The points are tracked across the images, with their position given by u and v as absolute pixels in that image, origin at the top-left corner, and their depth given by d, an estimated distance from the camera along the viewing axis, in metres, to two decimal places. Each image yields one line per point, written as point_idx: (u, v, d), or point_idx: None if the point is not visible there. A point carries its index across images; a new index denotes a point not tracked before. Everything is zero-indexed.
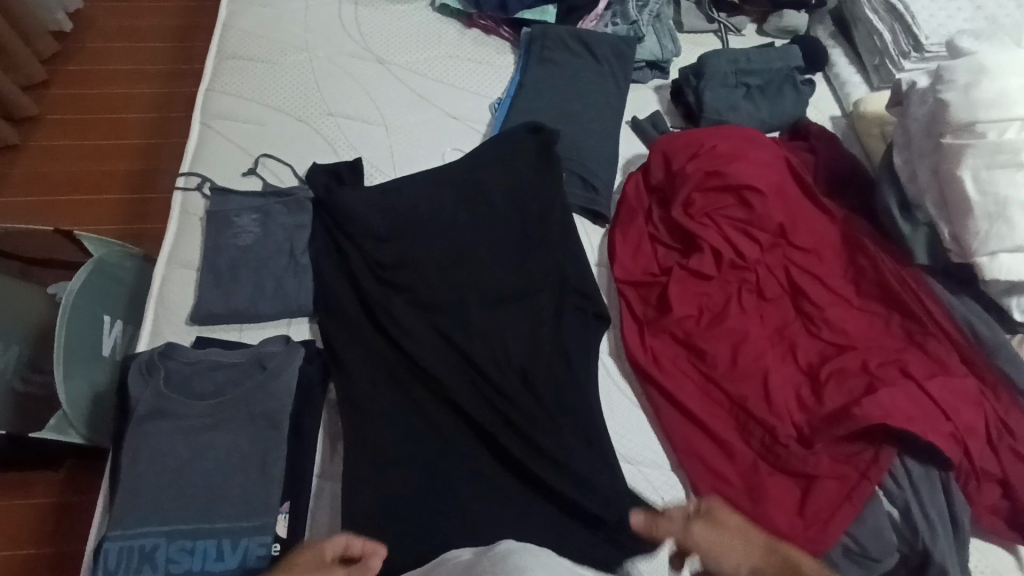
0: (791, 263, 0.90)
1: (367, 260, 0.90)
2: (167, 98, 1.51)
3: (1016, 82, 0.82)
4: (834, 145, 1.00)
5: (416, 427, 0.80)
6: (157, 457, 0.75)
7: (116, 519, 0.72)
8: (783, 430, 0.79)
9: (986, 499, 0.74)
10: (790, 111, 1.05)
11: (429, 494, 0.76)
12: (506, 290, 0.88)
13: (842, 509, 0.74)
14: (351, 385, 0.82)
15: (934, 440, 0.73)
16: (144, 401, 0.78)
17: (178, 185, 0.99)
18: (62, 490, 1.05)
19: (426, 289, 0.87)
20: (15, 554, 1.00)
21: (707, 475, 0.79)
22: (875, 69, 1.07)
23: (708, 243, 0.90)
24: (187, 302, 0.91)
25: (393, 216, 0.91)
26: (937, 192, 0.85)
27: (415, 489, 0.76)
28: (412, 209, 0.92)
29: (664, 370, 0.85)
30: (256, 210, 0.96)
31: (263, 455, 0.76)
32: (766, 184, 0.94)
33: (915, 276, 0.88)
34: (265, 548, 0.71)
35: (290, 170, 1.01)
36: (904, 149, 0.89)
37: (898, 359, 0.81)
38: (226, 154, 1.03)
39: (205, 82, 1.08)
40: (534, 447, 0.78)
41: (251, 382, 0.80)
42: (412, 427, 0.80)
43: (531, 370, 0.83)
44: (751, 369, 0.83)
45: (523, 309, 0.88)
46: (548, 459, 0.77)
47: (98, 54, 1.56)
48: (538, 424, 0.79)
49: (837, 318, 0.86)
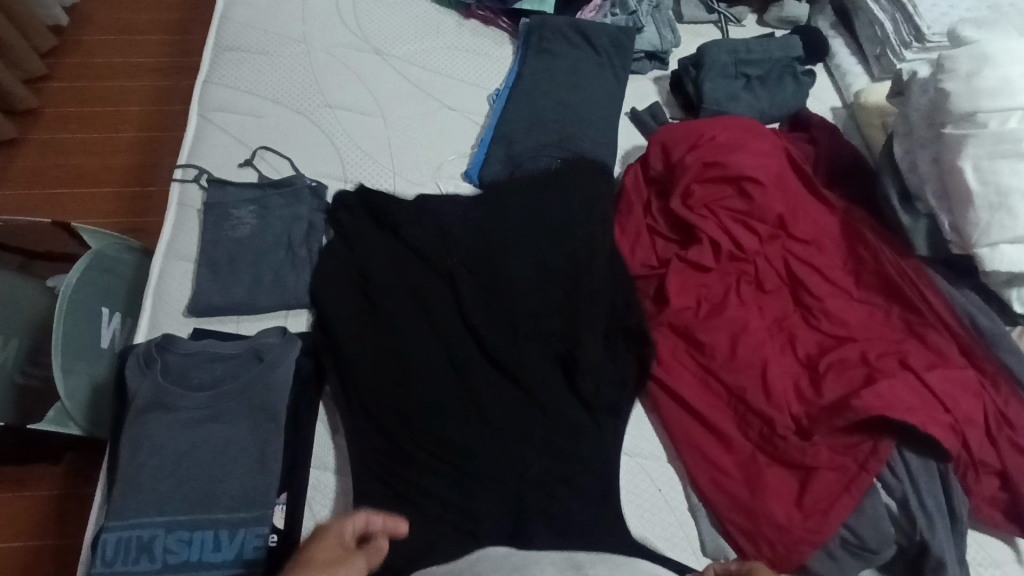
0: (791, 254, 0.90)
1: (368, 260, 0.90)
2: (164, 91, 1.51)
3: (1018, 70, 0.81)
4: (836, 136, 0.99)
5: (421, 432, 0.79)
6: (156, 448, 0.75)
7: (115, 510, 0.72)
8: (781, 421, 0.79)
9: (985, 490, 0.75)
10: (790, 102, 1.04)
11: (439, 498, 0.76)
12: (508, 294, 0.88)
13: (841, 500, 0.74)
14: (352, 386, 0.82)
15: (933, 432, 0.73)
16: (144, 394, 0.78)
17: (176, 177, 0.99)
18: (62, 484, 1.07)
19: (431, 293, 0.87)
20: (19, 546, 1.03)
21: (706, 467, 0.79)
22: (876, 60, 1.06)
23: (707, 234, 0.90)
24: (185, 293, 0.91)
25: (397, 220, 0.92)
26: (937, 182, 0.84)
27: (422, 491, 0.76)
28: (417, 209, 0.94)
29: (663, 362, 0.85)
30: (254, 202, 0.96)
31: (262, 448, 0.76)
32: (766, 175, 0.93)
33: (916, 267, 0.87)
34: (261, 539, 0.71)
35: (288, 162, 1.01)
36: (905, 138, 0.88)
37: (898, 351, 0.81)
38: (224, 146, 1.02)
39: (203, 73, 1.08)
40: (545, 452, 0.79)
41: (250, 372, 0.80)
42: (418, 431, 0.79)
43: (539, 376, 0.83)
44: (750, 360, 0.83)
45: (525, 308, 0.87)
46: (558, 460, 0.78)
47: (96, 47, 1.55)
48: (547, 431, 0.80)
49: (836, 309, 0.86)
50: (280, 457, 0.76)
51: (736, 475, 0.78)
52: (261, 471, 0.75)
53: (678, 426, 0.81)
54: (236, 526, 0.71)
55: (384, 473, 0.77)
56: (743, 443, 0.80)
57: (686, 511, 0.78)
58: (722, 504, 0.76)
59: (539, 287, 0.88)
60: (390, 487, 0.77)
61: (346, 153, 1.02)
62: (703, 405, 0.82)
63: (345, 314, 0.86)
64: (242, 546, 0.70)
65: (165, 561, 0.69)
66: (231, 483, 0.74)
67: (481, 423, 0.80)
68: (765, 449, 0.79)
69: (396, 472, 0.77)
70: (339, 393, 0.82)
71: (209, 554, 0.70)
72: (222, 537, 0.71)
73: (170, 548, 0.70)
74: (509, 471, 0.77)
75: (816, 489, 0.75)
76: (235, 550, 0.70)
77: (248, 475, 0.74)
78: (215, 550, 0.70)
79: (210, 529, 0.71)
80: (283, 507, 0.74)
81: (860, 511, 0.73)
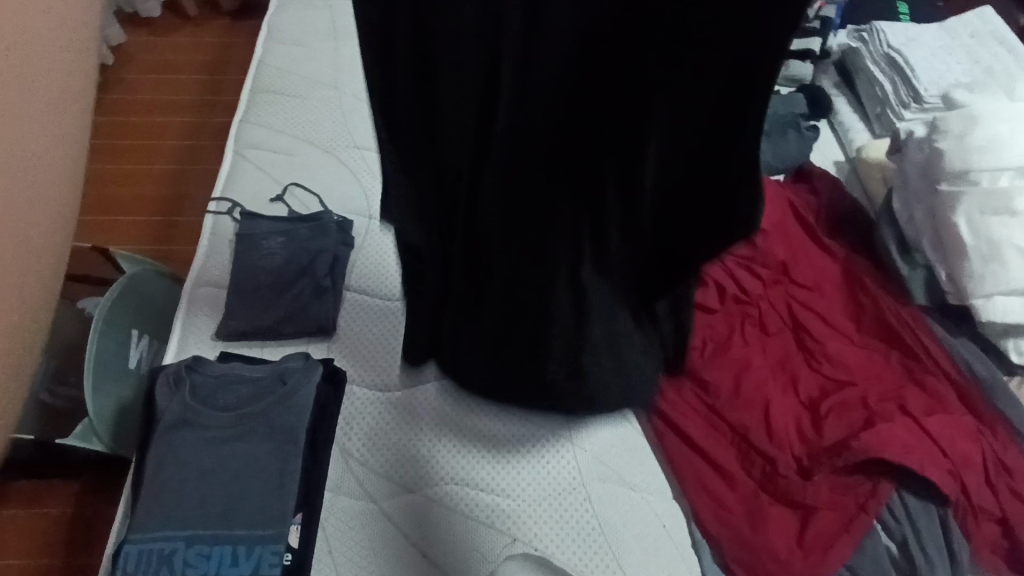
0: (793, 299, 0.94)
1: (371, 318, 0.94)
2: (200, 127, 1.60)
3: (1008, 131, 0.86)
4: (837, 189, 1.04)
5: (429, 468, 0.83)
6: (180, 463, 0.78)
7: (138, 524, 0.75)
8: (783, 460, 0.81)
9: (986, 536, 0.76)
10: (794, 155, 1.08)
11: (448, 530, 0.79)
12: None
13: (841, 539, 0.75)
14: (369, 420, 0.87)
15: (930, 474, 0.76)
16: (172, 410, 0.82)
17: (211, 210, 1.06)
18: (77, 501, 1.10)
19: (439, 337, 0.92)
20: (29, 563, 1.04)
21: (709, 503, 0.81)
22: (877, 117, 1.11)
23: (712, 279, 0.95)
24: (214, 318, 0.96)
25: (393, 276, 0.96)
26: (934, 235, 0.88)
27: (429, 521, 0.79)
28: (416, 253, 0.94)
29: (669, 399, 0.88)
30: (282, 234, 1.02)
31: (281, 465, 0.79)
32: (768, 223, 0.98)
33: (915, 315, 0.91)
34: (277, 556, 0.73)
35: (317, 199, 1.07)
36: (902, 194, 0.93)
37: (897, 395, 0.84)
38: (256, 181, 1.09)
39: (239, 113, 1.15)
40: (547, 491, 0.81)
41: (270, 399, 0.84)
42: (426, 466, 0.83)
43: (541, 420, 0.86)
44: (754, 400, 0.86)
45: None
46: (559, 497, 0.81)
47: (136, 85, 1.65)
48: (550, 467, 0.83)
49: (837, 353, 0.89)
50: (297, 477, 0.79)
51: (738, 511, 0.80)
52: (278, 488, 0.77)
53: (681, 461, 0.84)
54: (253, 542, 0.74)
55: (390, 507, 0.80)
56: (745, 481, 0.82)
57: (690, 545, 0.79)
58: (724, 540, 0.78)
59: None
60: (396, 522, 0.79)
61: (371, 190, 1.08)
62: (707, 442, 0.85)
63: (366, 353, 0.93)
64: (258, 562, 0.73)
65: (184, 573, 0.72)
66: (250, 501, 0.77)
67: (489, 462, 0.83)
68: (767, 488, 0.81)
69: (403, 507, 0.80)
70: (361, 417, 0.87)
71: (225, 569, 0.72)
72: (240, 553, 0.73)
73: (190, 561, 0.72)
74: (517, 515, 0.79)
75: (815, 528, 0.77)
76: (251, 565, 0.73)
77: (266, 491, 0.77)
78: (232, 565, 0.72)
79: (228, 545, 0.73)
80: (297, 527, 0.76)
81: (861, 552, 0.75)
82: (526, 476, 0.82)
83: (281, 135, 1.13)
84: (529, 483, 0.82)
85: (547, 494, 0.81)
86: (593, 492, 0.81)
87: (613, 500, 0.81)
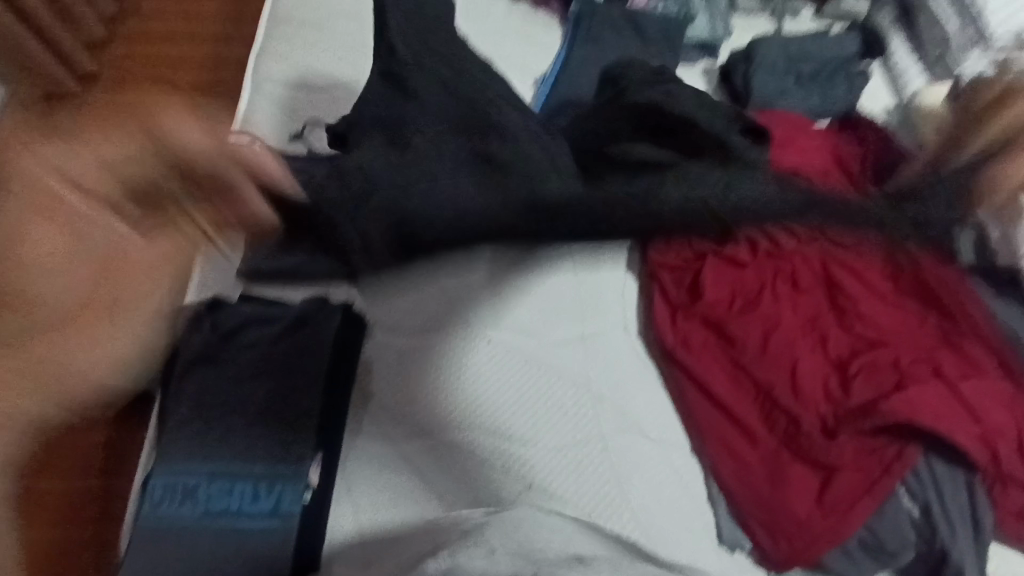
0: (830, 253, 0.89)
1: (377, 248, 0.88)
2: (218, 60, 1.55)
3: None
4: (885, 138, 0.98)
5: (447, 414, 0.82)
6: (203, 402, 0.80)
7: (163, 458, 0.77)
8: (806, 420, 0.80)
9: (1013, 505, 0.74)
10: (841, 99, 1.03)
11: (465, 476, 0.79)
12: (546, 289, 0.90)
13: (861, 501, 0.75)
14: (385, 363, 0.85)
15: (960, 440, 0.74)
16: (194, 350, 0.83)
17: (229, 145, 1.02)
18: (114, 430, 1.16)
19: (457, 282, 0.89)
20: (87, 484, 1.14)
21: (728, 459, 0.80)
22: (937, 61, 1.03)
23: (745, 229, 0.91)
24: (235, 258, 0.96)
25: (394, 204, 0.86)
26: (989, 192, 0.83)
27: (447, 466, 0.80)
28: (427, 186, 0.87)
29: (693, 353, 0.86)
30: (301, 173, 0.99)
31: (301, 407, 0.80)
32: (808, 172, 0.93)
33: (960, 275, 0.86)
34: (298, 495, 0.75)
35: (339, 135, 1.04)
36: (958, 144, 0.86)
37: (932, 358, 0.81)
38: (276, 119, 1.06)
39: (257, 44, 1.11)
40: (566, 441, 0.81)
41: (291, 339, 0.84)
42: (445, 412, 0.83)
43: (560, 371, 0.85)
44: (781, 357, 0.83)
45: (564, 295, 0.90)
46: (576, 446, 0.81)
47: (152, 13, 1.60)
48: (570, 417, 0.82)
49: (871, 312, 0.85)
50: (316, 418, 0.80)
51: (757, 468, 0.79)
52: (299, 430, 0.79)
53: (701, 416, 0.83)
54: (274, 480, 0.76)
55: (408, 450, 0.81)
56: (766, 438, 0.81)
57: (707, 501, 0.80)
58: (742, 497, 0.78)
59: (579, 290, 0.90)
60: (414, 465, 0.80)
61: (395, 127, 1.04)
62: (729, 398, 0.83)
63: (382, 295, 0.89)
64: (278, 500, 0.75)
65: (207, 506, 0.73)
66: (270, 440, 0.78)
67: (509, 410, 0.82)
68: (788, 446, 0.80)
69: (421, 451, 0.80)
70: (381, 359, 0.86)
71: (247, 504, 0.74)
72: (261, 490, 0.75)
73: (212, 496, 0.74)
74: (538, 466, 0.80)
75: (836, 488, 0.76)
76: (271, 503, 0.75)
77: (287, 432, 0.79)
78: (253, 501, 0.74)
79: (250, 482, 0.75)
80: (318, 466, 0.78)
81: (880, 514, 0.75)
82: (545, 426, 0.81)
83: (301, 70, 1.09)
84: (548, 432, 0.81)
85: (565, 443, 0.81)
86: (612, 443, 0.81)
87: (632, 452, 0.81)
